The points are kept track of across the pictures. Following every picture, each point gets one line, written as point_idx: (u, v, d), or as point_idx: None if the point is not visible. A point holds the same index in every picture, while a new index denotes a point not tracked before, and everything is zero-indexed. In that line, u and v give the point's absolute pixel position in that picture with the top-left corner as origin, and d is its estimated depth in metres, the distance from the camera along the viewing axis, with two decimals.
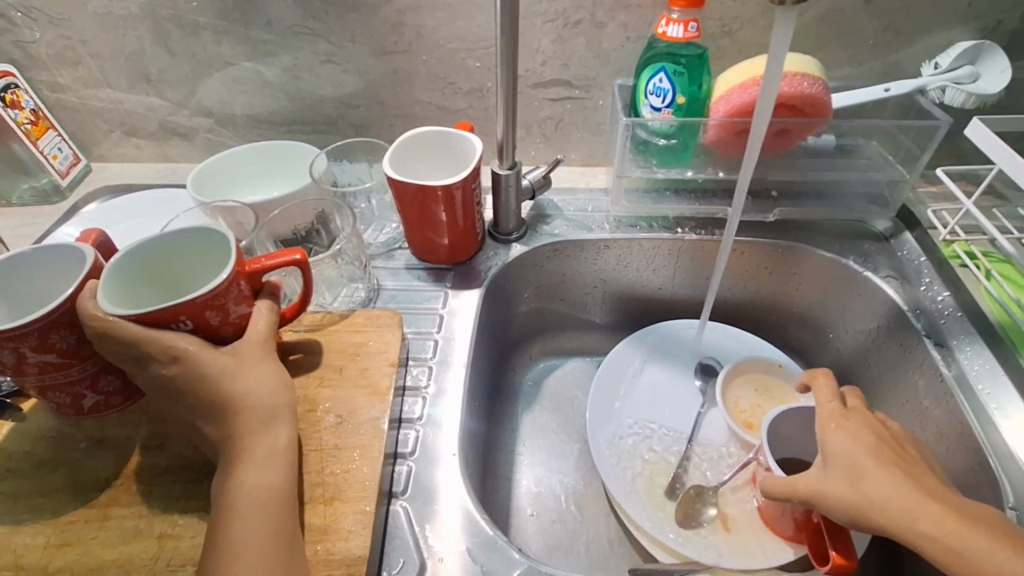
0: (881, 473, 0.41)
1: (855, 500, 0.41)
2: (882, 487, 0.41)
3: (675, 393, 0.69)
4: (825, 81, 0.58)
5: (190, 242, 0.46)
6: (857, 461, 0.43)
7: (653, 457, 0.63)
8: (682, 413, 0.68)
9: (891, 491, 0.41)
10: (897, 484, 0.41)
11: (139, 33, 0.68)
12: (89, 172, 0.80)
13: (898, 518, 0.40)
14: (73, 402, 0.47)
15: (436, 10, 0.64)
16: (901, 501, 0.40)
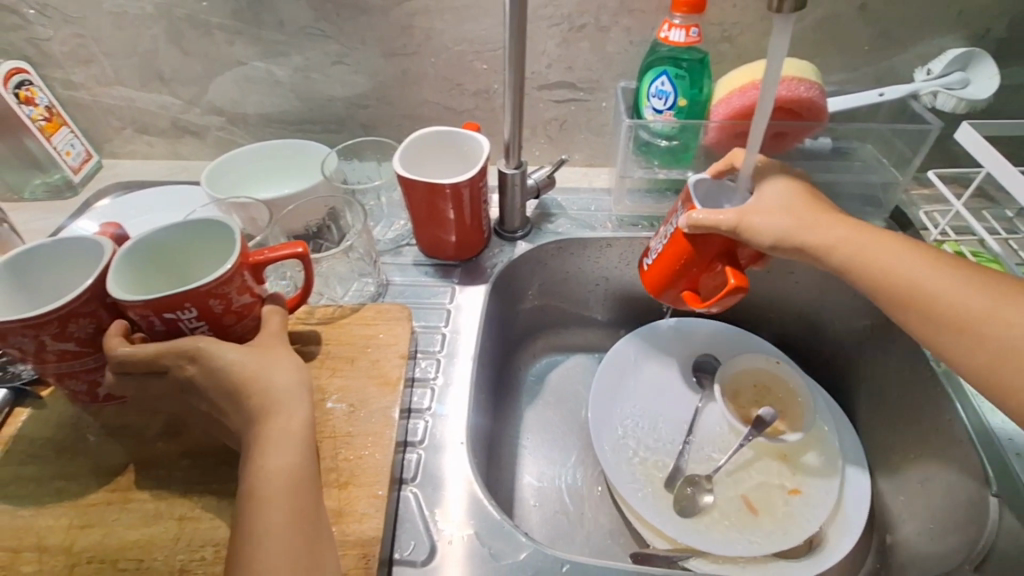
0: (866, 235, 0.47)
1: (850, 257, 0.47)
2: (863, 246, 0.47)
3: (674, 387, 0.71)
4: (821, 86, 0.60)
5: (194, 234, 0.48)
6: (842, 228, 0.48)
7: (653, 449, 0.65)
8: (681, 407, 0.69)
9: (872, 257, 0.46)
10: (872, 241, 0.47)
11: (153, 32, 0.70)
12: (100, 169, 0.81)
13: (872, 273, 0.46)
14: (89, 389, 0.48)
15: (444, 13, 0.65)
16: (892, 262, 0.46)
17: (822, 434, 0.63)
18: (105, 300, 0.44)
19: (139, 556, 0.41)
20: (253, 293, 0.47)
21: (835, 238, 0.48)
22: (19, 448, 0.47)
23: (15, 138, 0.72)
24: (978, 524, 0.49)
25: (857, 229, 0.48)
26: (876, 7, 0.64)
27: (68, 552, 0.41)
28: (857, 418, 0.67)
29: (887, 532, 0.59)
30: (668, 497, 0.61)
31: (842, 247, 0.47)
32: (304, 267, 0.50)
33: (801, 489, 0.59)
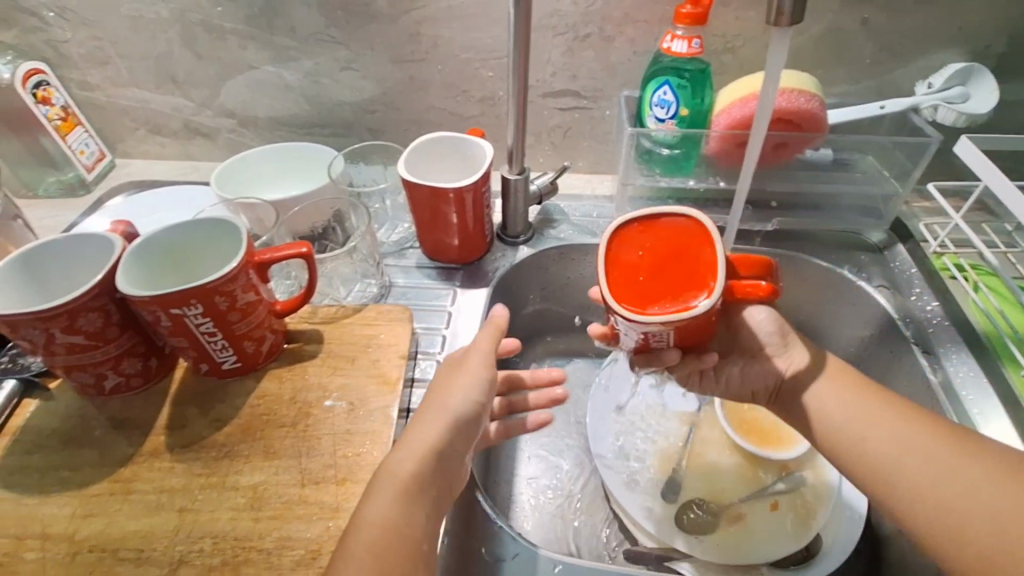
0: (918, 424, 0.44)
1: (844, 421, 0.46)
2: (918, 436, 0.44)
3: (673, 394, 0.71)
4: (822, 98, 0.61)
5: (201, 232, 0.49)
6: (848, 391, 0.47)
7: (650, 456, 0.66)
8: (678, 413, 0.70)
9: (867, 411, 0.46)
10: (910, 427, 0.44)
11: (168, 35, 0.71)
12: (112, 168, 0.83)
13: (857, 427, 0.46)
14: (95, 381, 0.49)
15: (452, 21, 0.67)
16: (933, 450, 0.43)
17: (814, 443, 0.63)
18: (114, 296, 0.45)
19: (140, 547, 0.41)
20: (257, 291, 0.49)
21: (840, 403, 0.46)
22: (26, 438, 0.48)
23: (31, 136, 0.74)
24: None
25: (852, 379, 0.48)
26: (876, 21, 0.65)
27: (71, 540, 0.42)
28: None
29: (883, 545, 0.59)
30: (662, 504, 0.61)
31: (881, 449, 0.44)
32: (308, 267, 0.51)
33: (792, 496, 0.60)
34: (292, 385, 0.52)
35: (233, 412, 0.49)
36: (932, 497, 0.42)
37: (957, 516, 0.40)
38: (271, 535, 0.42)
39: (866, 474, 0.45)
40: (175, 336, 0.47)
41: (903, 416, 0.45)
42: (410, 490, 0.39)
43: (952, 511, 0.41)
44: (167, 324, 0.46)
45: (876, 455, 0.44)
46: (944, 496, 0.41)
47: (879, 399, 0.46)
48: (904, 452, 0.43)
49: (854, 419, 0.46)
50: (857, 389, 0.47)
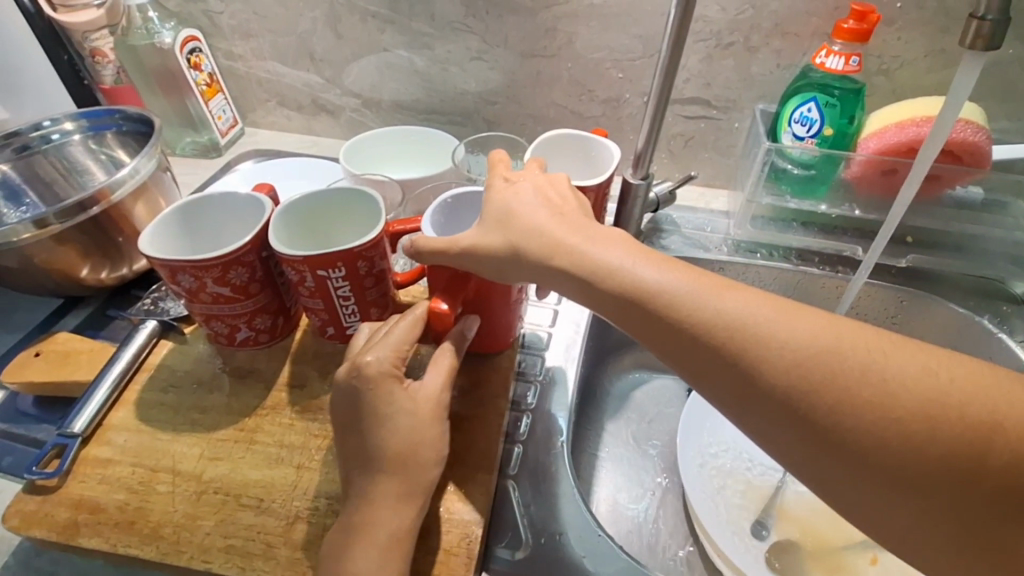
0: (821, 327, 0.33)
1: (705, 315, 0.34)
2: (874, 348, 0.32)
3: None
4: (990, 130, 0.56)
5: (337, 202, 0.51)
6: (738, 293, 0.35)
7: (742, 489, 0.63)
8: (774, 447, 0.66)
9: (744, 299, 0.34)
10: (751, 301, 0.34)
11: (313, 14, 0.75)
12: (241, 135, 0.88)
13: (729, 317, 0.34)
14: (228, 332, 0.52)
15: (590, 19, 0.66)
16: (885, 359, 0.31)
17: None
18: (260, 253, 0.48)
19: (260, 496, 0.43)
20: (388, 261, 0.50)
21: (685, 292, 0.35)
22: (162, 377, 0.52)
23: (178, 98, 0.79)
24: None
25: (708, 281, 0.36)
26: None
27: (198, 480, 0.44)
28: None
29: None
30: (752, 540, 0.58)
31: (785, 367, 0.32)
32: None
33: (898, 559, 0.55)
34: None
35: None
36: (875, 403, 0.30)
37: (940, 431, 0.29)
38: None
39: (753, 350, 0.33)
40: (312, 298, 0.49)
41: (740, 356, 0.33)
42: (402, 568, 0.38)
43: (916, 438, 0.29)
44: (310, 285, 0.48)
45: (785, 381, 0.32)
46: (916, 411, 0.29)
47: (697, 362, 0.34)
48: (858, 379, 0.31)
49: (756, 321, 0.33)
50: (705, 283, 0.35)
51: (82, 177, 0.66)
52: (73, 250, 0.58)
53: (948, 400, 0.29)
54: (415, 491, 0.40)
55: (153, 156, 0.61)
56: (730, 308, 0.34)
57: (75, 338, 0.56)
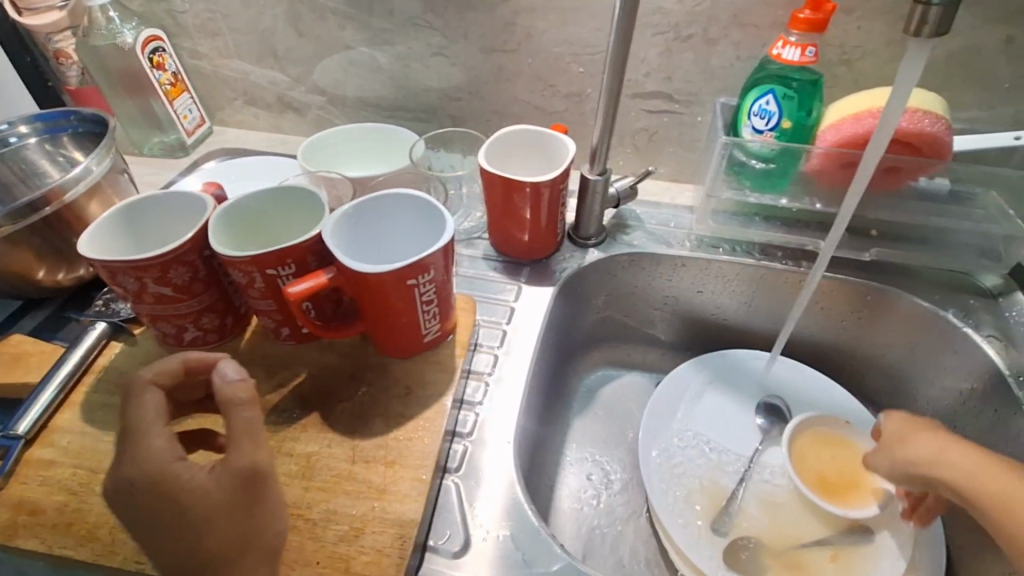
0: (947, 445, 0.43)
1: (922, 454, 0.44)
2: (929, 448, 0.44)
3: (736, 423, 0.67)
4: (949, 122, 0.55)
5: (281, 201, 0.50)
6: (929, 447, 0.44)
7: (704, 485, 0.62)
8: (739, 443, 0.66)
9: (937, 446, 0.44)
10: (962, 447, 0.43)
11: (274, 12, 0.74)
12: (210, 134, 0.88)
13: (934, 478, 0.43)
14: (176, 333, 0.51)
15: (548, 14, 0.65)
16: (944, 453, 0.43)
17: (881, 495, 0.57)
18: (202, 253, 0.47)
19: None
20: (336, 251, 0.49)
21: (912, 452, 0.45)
22: (110, 378, 0.52)
23: (143, 98, 0.79)
24: None
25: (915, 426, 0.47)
26: None
27: None
28: None
29: None
30: (713, 536, 0.58)
31: (953, 471, 0.42)
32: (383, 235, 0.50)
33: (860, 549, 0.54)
34: (355, 359, 0.52)
35: (296, 380, 0.51)
36: (973, 498, 0.40)
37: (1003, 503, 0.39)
38: (319, 506, 0.42)
39: (944, 486, 0.42)
40: (264, 298, 0.48)
41: (930, 471, 0.43)
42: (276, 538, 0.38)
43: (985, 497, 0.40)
44: (260, 285, 0.47)
45: (952, 477, 0.42)
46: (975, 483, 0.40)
47: (914, 480, 0.45)
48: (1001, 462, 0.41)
49: (932, 464, 0.43)
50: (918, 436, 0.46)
51: (41, 179, 0.65)
52: (27, 252, 0.58)
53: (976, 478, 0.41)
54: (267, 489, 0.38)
55: (107, 157, 0.61)
56: (921, 450, 0.45)
57: (28, 340, 0.56)
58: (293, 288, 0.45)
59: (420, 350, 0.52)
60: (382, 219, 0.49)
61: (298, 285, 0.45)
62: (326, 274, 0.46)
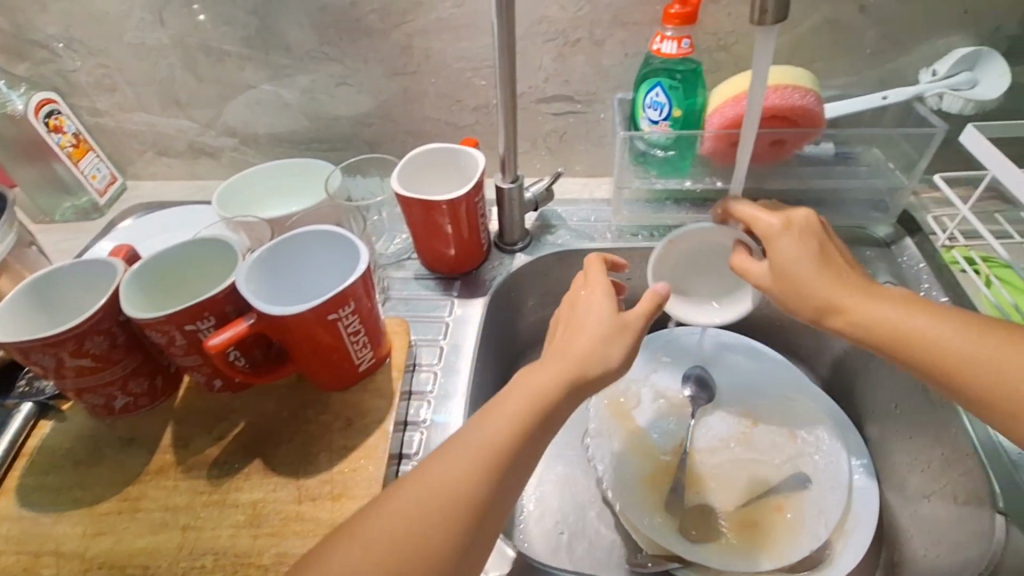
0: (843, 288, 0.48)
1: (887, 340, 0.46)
2: (859, 316, 0.47)
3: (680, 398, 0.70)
4: (817, 93, 0.59)
5: (195, 254, 0.51)
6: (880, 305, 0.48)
7: (659, 462, 0.65)
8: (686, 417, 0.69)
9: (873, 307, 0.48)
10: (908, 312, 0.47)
11: (169, 61, 0.73)
12: (124, 190, 0.86)
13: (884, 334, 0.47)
14: (105, 402, 0.51)
15: (442, 33, 0.67)
16: (880, 319, 0.47)
17: (806, 455, 0.64)
18: (118, 319, 0.47)
19: (145, 564, 0.43)
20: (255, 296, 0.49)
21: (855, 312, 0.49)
22: (41, 459, 0.50)
23: (45, 164, 0.76)
24: (983, 546, 0.49)
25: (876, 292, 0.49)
26: (876, 8, 0.61)
27: (81, 559, 0.44)
28: (869, 430, 0.65)
29: (897, 550, 0.58)
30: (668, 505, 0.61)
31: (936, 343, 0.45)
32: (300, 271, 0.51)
33: (800, 502, 0.60)
34: (293, 400, 0.52)
35: (235, 430, 0.51)
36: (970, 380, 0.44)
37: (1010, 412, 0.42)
38: (270, 551, 0.43)
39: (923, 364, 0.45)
40: (189, 355, 0.48)
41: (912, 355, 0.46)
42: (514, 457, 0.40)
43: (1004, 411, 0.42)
44: (182, 342, 0.47)
45: (937, 344, 0.45)
46: (916, 344, 0.46)
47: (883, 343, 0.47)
48: (913, 306, 0.47)
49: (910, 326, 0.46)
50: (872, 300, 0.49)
51: None
52: None
53: (898, 325, 0.46)
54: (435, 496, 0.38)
55: (10, 232, 0.59)
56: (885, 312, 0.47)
57: None
58: (214, 341, 0.45)
59: (357, 379, 0.53)
60: (296, 256, 0.50)
61: (218, 337, 0.45)
62: (245, 321, 0.46)
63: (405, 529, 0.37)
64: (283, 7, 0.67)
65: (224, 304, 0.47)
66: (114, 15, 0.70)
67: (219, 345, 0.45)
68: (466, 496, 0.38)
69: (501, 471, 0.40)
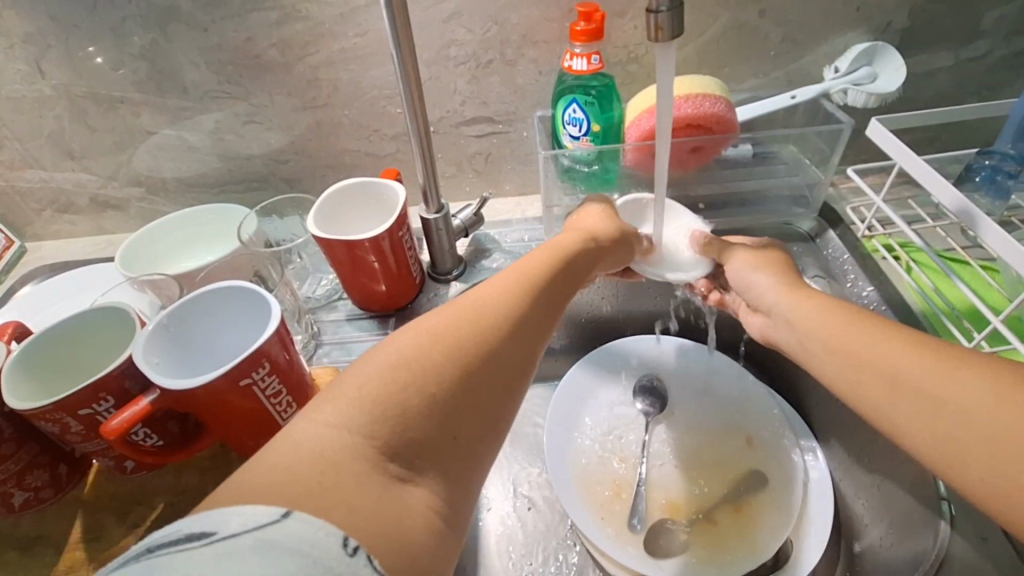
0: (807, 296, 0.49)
1: (843, 360, 0.43)
2: (815, 316, 0.47)
3: (631, 414, 0.70)
4: (728, 98, 0.60)
5: (89, 326, 0.47)
6: (847, 321, 0.45)
7: (617, 482, 0.64)
8: (640, 433, 0.68)
9: (841, 333, 0.44)
10: (878, 338, 0.42)
11: (56, 112, 0.68)
12: (23, 253, 0.79)
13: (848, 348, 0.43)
14: (0, 501, 0.45)
15: (349, 63, 0.65)
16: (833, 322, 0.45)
17: (759, 459, 0.63)
18: (0, 410, 0.42)
19: None
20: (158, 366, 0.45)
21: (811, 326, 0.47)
22: None
23: None
24: (932, 532, 0.50)
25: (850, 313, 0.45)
26: (775, 11, 0.63)
27: None
28: (815, 421, 0.66)
29: (854, 540, 0.59)
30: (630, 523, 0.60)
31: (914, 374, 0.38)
32: (205, 335, 0.47)
33: (757, 507, 0.60)
34: (217, 473, 0.49)
35: (156, 514, 0.47)
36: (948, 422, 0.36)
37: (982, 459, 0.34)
38: None
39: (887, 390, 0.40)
40: (89, 440, 0.44)
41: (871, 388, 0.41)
42: (495, 351, 0.36)
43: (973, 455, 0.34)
44: (78, 428, 0.43)
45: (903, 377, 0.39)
46: (863, 359, 0.42)
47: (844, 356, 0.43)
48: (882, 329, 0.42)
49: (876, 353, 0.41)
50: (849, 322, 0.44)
51: None
52: None
53: (845, 339, 0.44)
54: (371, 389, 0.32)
55: None
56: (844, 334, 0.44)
57: None
58: (111, 425, 0.41)
59: None
60: (201, 317, 0.47)
61: (114, 421, 0.41)
62: (145, 398, 0.42)
63: (332, 416, 0.30)
64: (175, 48, 0.63)
65: (121, 379, 0.42)
66: None
67: (116, 430, 0.41)
68: (445, 367, 0.34)
69: (477, 368, 0.35)
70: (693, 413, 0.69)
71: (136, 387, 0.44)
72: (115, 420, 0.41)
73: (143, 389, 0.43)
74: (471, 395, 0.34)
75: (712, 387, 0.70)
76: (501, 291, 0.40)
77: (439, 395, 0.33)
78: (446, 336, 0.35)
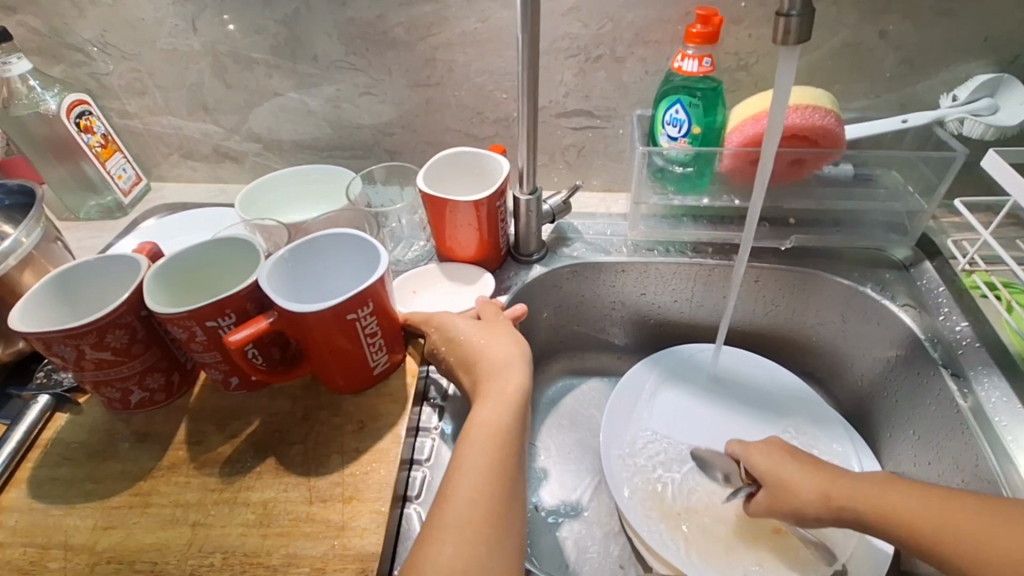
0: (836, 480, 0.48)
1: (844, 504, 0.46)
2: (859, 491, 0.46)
3: (692, 417, 0.69)
4: (838, 113, 0.60)
5: (217, 252, 0.52)
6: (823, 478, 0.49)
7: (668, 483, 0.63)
8: (698, 436, 0.67)
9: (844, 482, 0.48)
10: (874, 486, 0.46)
11: (199, 66, 0.75)
12: (147, 191, 0.87)
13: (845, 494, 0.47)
14: (121, 396, 0.51)
15: (465, 47, 0.69)
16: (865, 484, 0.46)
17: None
18: (140, 313, 0.48)
19: (154, 559, 0.42)
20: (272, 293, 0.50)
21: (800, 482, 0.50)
22: (56, 451, 0.51)
23: (73, 163, 0.78)
24: None
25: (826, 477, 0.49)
26: (897, 33, 0.62)
27: (90, 551, 0.44)
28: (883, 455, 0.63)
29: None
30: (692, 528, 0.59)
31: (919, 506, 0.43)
32: (315, 274, 0.52)
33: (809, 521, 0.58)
34: (307, 402, 0.53)
35: (249, 429, 0.51)
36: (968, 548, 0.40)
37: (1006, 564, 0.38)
38: (278, 552, 0.43)
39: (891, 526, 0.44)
40: (208, 351, 0.49)
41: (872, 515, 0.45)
42: (505, 478, 0.42)
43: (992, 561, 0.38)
44: (202, 338, 0.48)
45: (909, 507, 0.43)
46: (899, 513, 0.43)
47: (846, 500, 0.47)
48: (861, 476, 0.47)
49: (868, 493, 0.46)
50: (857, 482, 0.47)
51: None
52: None
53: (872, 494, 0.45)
54: (458, 495, 0.40)
55: (38, 227, 0.61)
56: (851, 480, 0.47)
57: None
58: (229, 338, 0.45)
59: (372, 382, 0.53)
60: (316, 257, 0.51)
61: (234, 335, 0.45)
62: (266, 319, 0.46)
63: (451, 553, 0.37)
64: (313, 19, 0.69)
65: (242, 300, 0.47)
66: (149, 21, 0.72)
67: (234, 343, 0.45)
68: (479, 513, 0.39)
69: (496, 501, 0.40)
70: (752, 420, 0.68)
71: (254, 309, 0.48)
72: (234, 334, 0.46)
73: (258, 312, 0.48)
74: (507, 515, 0.40)
75: (776, 401, 0.69)
76: (483, 435, 0.44)
77: (485, 531, 0.39)
78: (489, 446, 0.43)
